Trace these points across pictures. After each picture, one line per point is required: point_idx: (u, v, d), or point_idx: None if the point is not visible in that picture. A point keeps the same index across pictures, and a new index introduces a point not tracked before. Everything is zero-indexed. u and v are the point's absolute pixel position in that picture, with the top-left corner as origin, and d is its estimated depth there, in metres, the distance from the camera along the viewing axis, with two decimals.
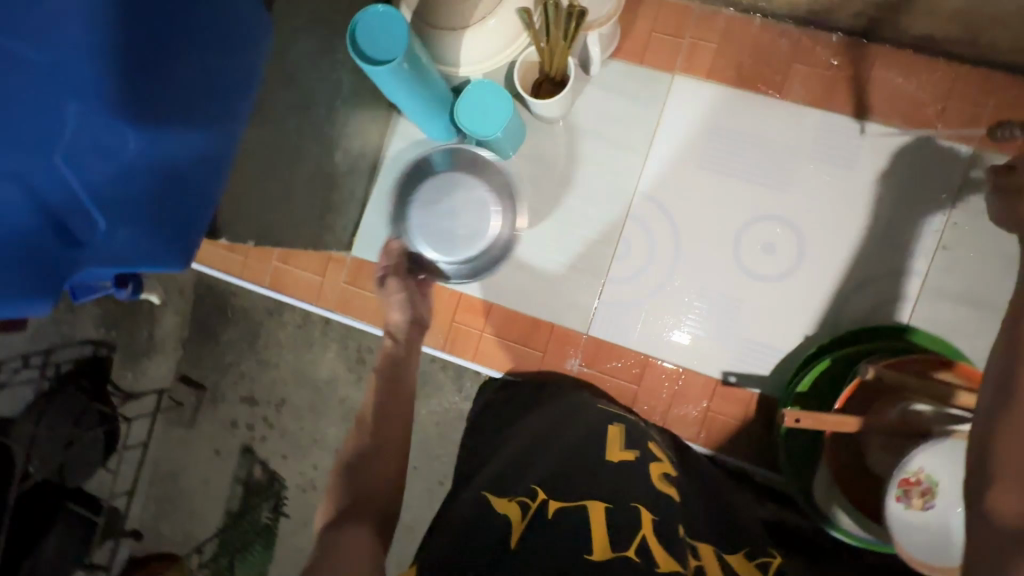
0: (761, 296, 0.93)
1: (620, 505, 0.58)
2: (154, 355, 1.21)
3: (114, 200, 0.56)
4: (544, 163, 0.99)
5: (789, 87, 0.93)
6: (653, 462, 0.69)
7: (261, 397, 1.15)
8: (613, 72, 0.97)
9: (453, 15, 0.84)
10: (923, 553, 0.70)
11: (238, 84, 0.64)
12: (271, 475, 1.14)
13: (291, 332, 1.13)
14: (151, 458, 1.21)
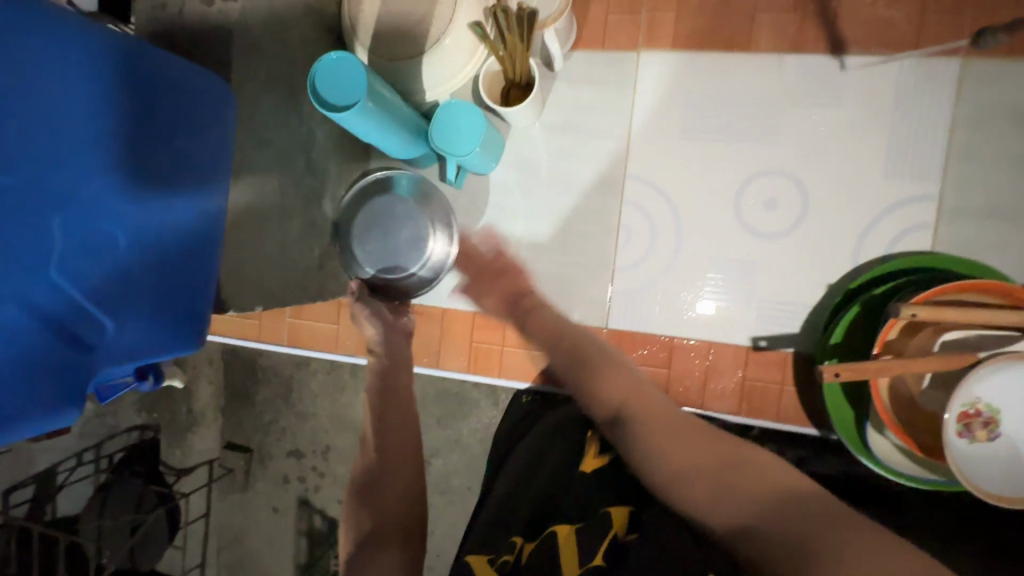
0: (773, 254, 0.91)
1: (592, 518, 0.67)
2: (197, 428, 1.21)
3: (118, 303, 0.64)
4: (529, 167, 0.98)
5: (757, 40, 0.90)
6: (629, 460, 0.76)
7: (305, 449, 1.16)
8: (578, 63, 0.96)
9: (407, 44, 0.83)
10: (1003, 486, 0.68)
11: (206, 167, 0.72)
12: (331, 522, 1.15)
13: (321, 380, 1.14)
14: (214, 527, 1.22)
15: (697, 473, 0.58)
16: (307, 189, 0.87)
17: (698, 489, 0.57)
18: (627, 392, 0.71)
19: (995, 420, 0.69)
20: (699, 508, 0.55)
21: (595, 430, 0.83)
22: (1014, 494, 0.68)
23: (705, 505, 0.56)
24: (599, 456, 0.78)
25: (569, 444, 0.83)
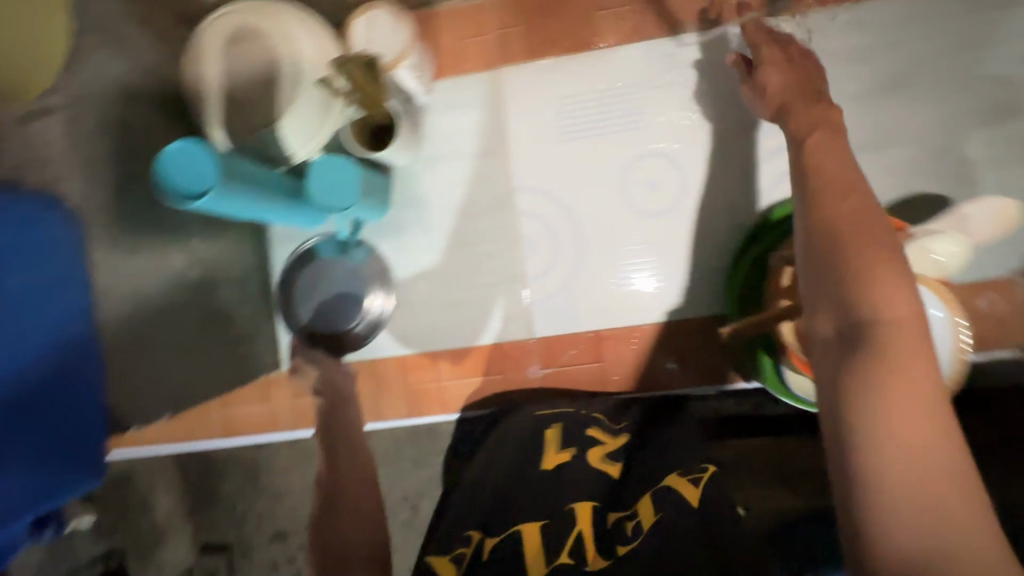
0: (667, 231, 0.95)
1: (557, 517, 0.71)
2: (166, 541, 1.10)
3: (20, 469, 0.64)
4: (421, 201, 0.99)
5: (602, 35, 0.94)
6: (589, 451, 0.80)
7: (289, 527, 1.11)
8: (441, 92, 0.97)
9: (259, 113, 0.82)
10: None
11: (58, 276, 0.66)
12: None
13: (286, 455, 1.08)
14: None
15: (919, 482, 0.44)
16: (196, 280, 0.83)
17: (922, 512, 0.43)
18: (910, 314, 0.49)
19: None
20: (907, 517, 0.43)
21: (547, 427, 0.85)
22: None
23: (911, 521, 0.43)
24: (561, 453, 0.81)
25: (529, 441, 0.84)
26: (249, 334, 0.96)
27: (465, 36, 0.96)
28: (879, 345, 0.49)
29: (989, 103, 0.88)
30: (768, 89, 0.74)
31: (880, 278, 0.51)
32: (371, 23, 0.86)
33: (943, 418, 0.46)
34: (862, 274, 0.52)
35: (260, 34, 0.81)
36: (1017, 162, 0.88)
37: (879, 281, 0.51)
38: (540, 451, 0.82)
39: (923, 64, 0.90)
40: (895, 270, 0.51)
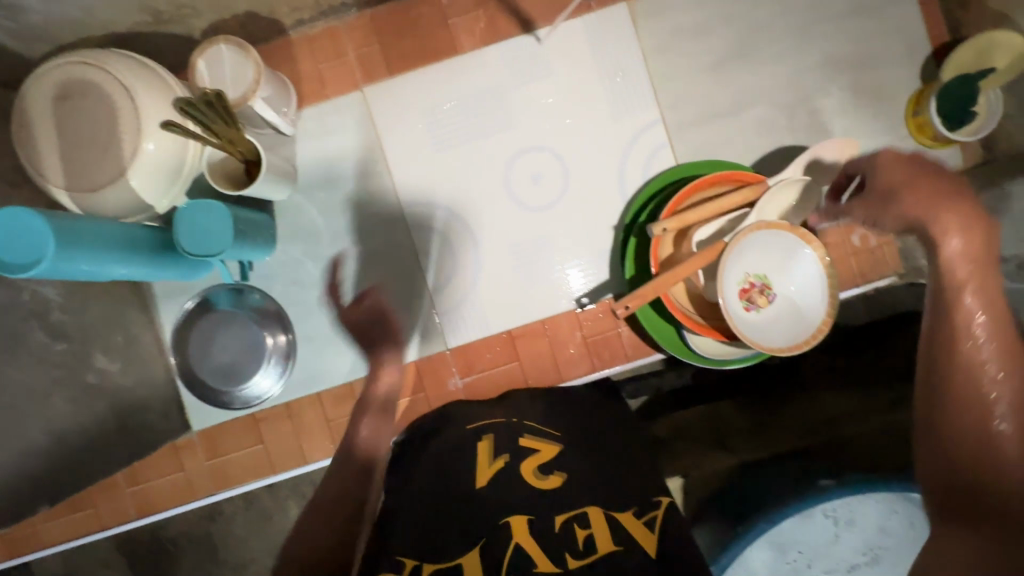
0: (557, 221, 0.97)
1: (494, 532, 0.67)
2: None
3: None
4: (309, 232, 0.97)
5: (460, 42, 0.95)
6: (527, 460, 0.74)
7: None
8: (309, 119, 0.95)
9: (105, 167, 0.77)
10: (795, 335, 0.78)
11: None
12: None
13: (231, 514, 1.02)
14: None
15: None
16: (65, 356, 0.77)
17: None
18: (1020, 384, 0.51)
19: (766, 286, 0.80)
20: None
21: (479, 439, 0.77)
22: (802, 337, 0.78)
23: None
24: (496, 464, 0.73)
25: (457, 454, 0.75)
26: (143, 403, 0.90)
27: (325, 61, 0.95)
28: (949, 403, 0.54)
29: (822, 54, 0.96)
30: (880, 191, 0.66)
31: (997, 346, 0.54)
32: (216, 57, 0.83)
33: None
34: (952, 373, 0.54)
35: (91, 85, 0.76)
36: (855, 104, 0.96)
37: (958, 354, 0.55)
38: (472, 465, 0.73)
39: (760, 27, 0.96)
40: (1021, 360, 0.53)
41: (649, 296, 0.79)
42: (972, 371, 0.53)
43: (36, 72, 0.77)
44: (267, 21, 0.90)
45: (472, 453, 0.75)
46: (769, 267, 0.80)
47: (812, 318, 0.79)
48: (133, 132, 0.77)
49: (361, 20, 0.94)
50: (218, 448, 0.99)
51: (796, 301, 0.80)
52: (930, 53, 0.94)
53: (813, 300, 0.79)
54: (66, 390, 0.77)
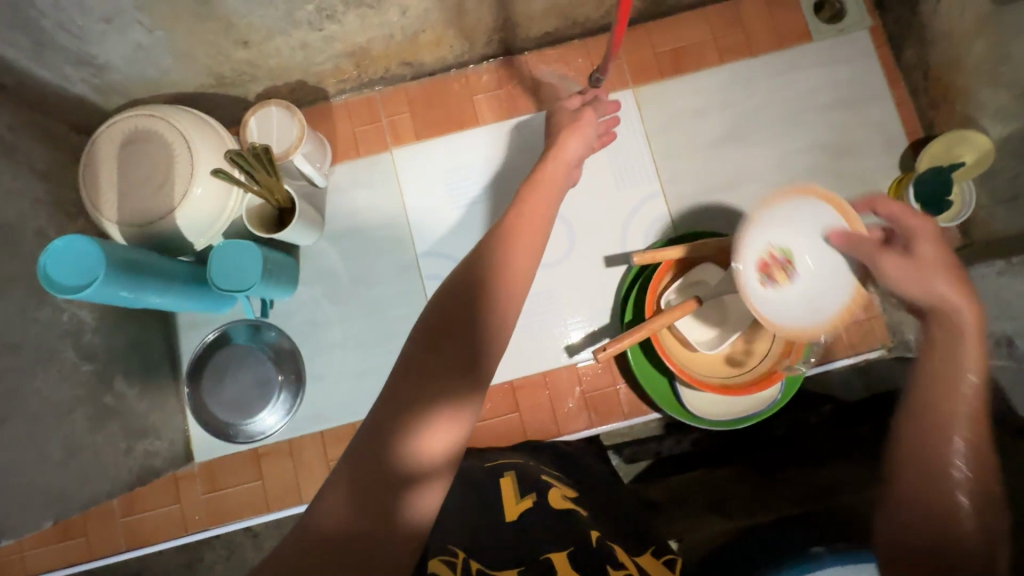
0: (562, 279, 1.03)
1: (534, 561, 0.63)
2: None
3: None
4: (329, 276, 1.03)
5: (482, 114, 1.05)
6: (551, 495, 0.77)
7: None
8: (340, 175, 1.05)
9: (156, 206, 0.85)
10: (793, 308, 0.70)
11: None
12: None
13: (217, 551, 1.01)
14: None
15: (943, 458, 0.52)
16: (89, 376, 0.82)
17: (953, 516, 0.50)
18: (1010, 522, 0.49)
19: (788, 259, 0.69)
20: (942, 512, 0.50)
21: (502, 477, 0.81)
22: (810, 320, 0.70)
23: (943, 514, 0.50)
24: (522, 501, 0.75)
25: (483, 489, 0.78)
26: (152, 429, 0.93)
27: (360, 124, 1.06)
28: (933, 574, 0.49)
29: (810, 142, 1.05)
30: (923, 260, 0.63)
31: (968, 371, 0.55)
32: (266, 116, 0.94)
33: (987, 472, 0.51)
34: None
35: (155, 134, 0.86)
36: (840, 188, 1.04)
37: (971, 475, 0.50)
38: (500, 499, 0.75)
39: (752, 116, 1.06)
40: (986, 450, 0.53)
41: (629, 343, 0.82)
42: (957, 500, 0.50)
43: (108, 121, 0.87)
44: (313, 89, 1.01)
45: (495, 489, 0.78)
46: (792, 239, 0.69)
47: (832, 299, 0.69)
48: (186, 177, 0.86)
49: (395, 92, 1.06)
50: (217, 482, 1.00)
51: (823, 279, 0.69)
52: (907, 147, 1.04)
53: (818, 254, 0.68)
54: (85, 410, 0.80)
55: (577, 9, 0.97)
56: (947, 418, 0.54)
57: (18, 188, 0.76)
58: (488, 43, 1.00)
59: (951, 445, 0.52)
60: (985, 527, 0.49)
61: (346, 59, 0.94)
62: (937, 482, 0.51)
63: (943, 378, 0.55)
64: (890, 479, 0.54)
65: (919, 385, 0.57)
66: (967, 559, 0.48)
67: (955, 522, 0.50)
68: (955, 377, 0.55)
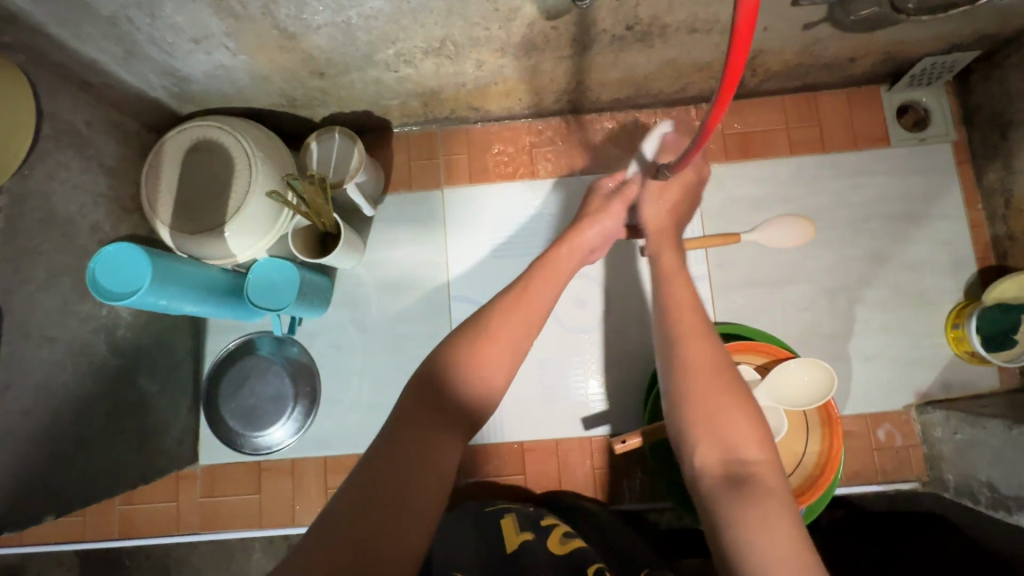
0: (590, 348, 1.01)
1: None
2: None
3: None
4: (360, 305, 1.03)
5: (538, 169, 1.05)
6: (549, 535, 0.75)
7: None
8: (389, 205, 1.05)
9: (209, 216, 0.87)
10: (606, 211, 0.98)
11: None
12: None
13: (203, 552, 1.02)
14: None
15: (703, 392, 0.64)
16: (112, 372, 0.83)
17: (730, 443, 0.60)
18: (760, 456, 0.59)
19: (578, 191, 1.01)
20: (721, 446, 0.60)
21: (501, 518, 0.81)
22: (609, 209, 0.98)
23: (722, 448, 0.60)
24: (522, 533, 0.76)
25: (484, 529, 0.77)
26: (160, 429, 0.94)
27: (417, 159, 1.06)
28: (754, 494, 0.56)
29: (870, 250, 1.01)
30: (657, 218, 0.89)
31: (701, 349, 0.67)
32: (328, 142, 0.95)
33: (739, 389, 0.64)
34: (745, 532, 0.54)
35: (220, 146, 0.87)
36: (896, 304, 1.00)
37: (726, 423, 0.61)
38: (500, 532, 0.77)
39: (814, 214, 1.03)
40: (735, 396, 0.63)
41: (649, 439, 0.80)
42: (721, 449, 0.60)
43: (178, 126, 0.89)
44: (378, 120, 1.02)
45: (495, 528, 0.78)
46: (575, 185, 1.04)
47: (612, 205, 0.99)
48: (242, 193, 0.86)
49: (458, 134, 1.06)
50: (216, 489, 1.00)
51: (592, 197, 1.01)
52: (974, 273, 0.99)
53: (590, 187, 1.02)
54: (100, 406, 0.81)
55: (652, 83, 0.96)
56: (688, 364, 0.66)
57: (84, 183, 0.78)
58: (557, 101, 0.99)
59: (705, 380, 0.64)
60: (759, 435, 0.61)
61: (415, 98, 0.95)
62: (706, 417, 0.62)
63: (679, 336, 0.69)
64: (679, 438, 0.64)
65: (661, 349, 0.70)
66: (753, 469, 0.58)
67: (736, 446, 0.60)
68: (684, 330, 0.70)
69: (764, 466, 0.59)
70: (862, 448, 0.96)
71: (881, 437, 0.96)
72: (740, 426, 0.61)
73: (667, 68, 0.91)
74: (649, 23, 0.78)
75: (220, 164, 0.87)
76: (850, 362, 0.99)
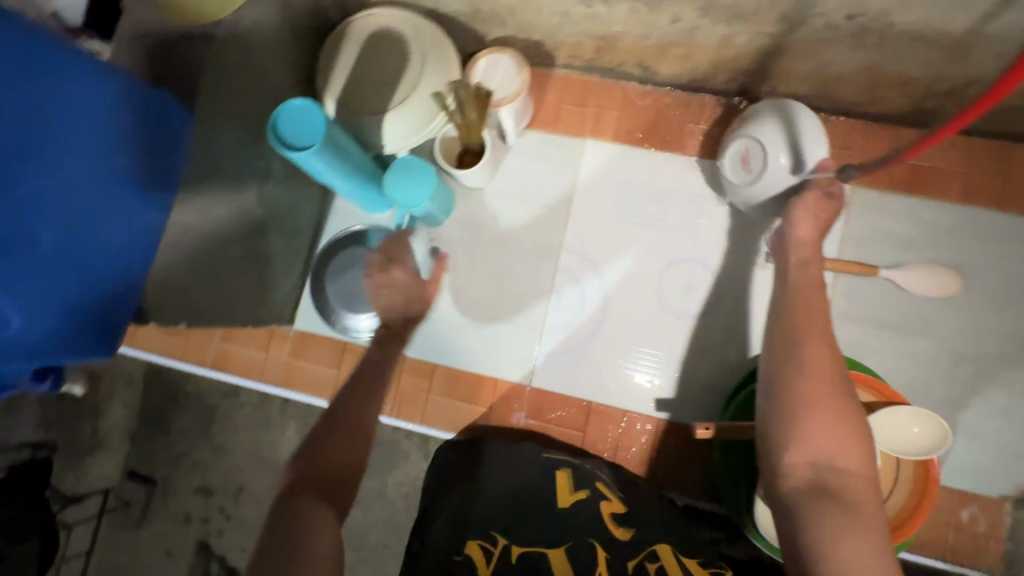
0: (685, 333, 0.99)
1: (580, 545, 0.73)
2: (98, 452, 1.24)
3: (29, 294, 0.57)
4: (475, 227, 1.05)
5: (685, 144, 1.02)
6: (602, 502, 0.81)
7: (216, 486, 1.19)
8: (530, 141, 1.06)
9: (373, 102, 0.90)
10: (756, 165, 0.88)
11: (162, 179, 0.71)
12: (228, 571, 1.17)
13: (246, 414, 1.18)
14: (93, 566, 1.22)
15: (808, 400, 0.66)
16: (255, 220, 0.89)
17: (828, 448, 0.63)
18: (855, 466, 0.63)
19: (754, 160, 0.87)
20: (819, 449, 0.64)
21: (558, 469, 0.86)
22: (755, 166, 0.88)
23: (816, 453, 0.63)
24: (577, 492, 0.82)
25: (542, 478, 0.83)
26: (274, 284, 1.01)
27: (569, 103, 1.06)
28: (848, 503, 0.60)
29: (1017, 327, 0.93)
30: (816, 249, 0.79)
31: (824, 357, 0.68)
32: (496, 61, 0.96)
33: (844, 400, 0.66)
34: (829, 537, 0.58)
35: (400, 39, 0.90)
36: None
37: (827, 432, 0.64)
38: (554, 486, 0.83)
39: (966, 271, 0.95)
40: (842, 412, 0.65)
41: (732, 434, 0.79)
42: (818, 454, 0.63)
43: (368, 10, 0.92)
44: (545, 53, 1.02)
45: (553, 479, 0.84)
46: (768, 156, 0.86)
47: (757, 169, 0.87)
48: (408, 88, 0.89)
49: (615, 89, 1.05)
50: (302, 353, 1.08)
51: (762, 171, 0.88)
52: None
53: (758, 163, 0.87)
54: (236, 247, 0.87)
55: (835, 87, 0.91)
56: (804, 367, 0.68)
57: (278, 40, 0.83)
58: (730, 81, 0.96)
59: (812, 386, 0.66)
60: (851, 446, 0.64)
61: (591, 40, 0.94)
62: (802, 420, 0.65)
63: (803, 338, 0.70)
64: (773, 429, 0.67)
65: (773, 340, 0.72)
66: (843, 478, 0.62)
67: (833, 452, 0.63)
68: (802, 333, 0.70)
69: (856, 476, 0.63)
70: (938, 522, 0.91)
71: (963, 518, 0.90)
72: (837, 438, 0.64)
73: (863, 74, 0.85)
74: (875, 17, 0.72)
75: (396, 54, 0.90)
76: (954, 433, 0.92)
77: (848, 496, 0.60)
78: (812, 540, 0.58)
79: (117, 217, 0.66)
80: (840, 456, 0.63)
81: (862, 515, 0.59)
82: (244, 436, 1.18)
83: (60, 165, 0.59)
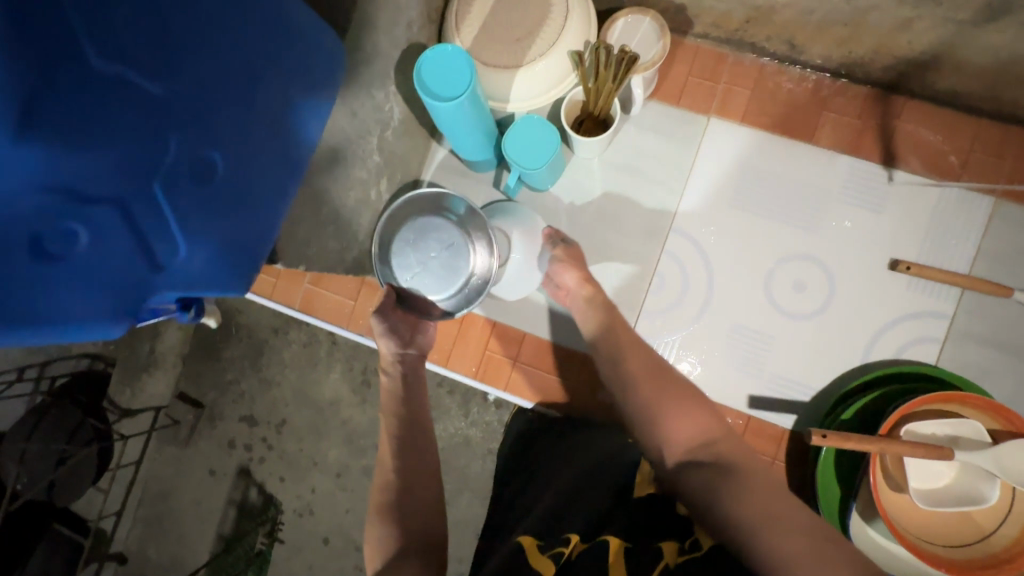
0: (793, 333, 0.96)
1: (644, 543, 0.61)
2: (154, 371, 1.27)
3: (194, 216, 0.52)
4: (582, 198, 1.01)
5: (818, 134, 0.96)
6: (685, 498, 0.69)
7: (261, 417, 1.22)
8: (650, 113, 1.00)
9: (504, 54, 0.85)
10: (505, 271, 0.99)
11: (312, 111, 0.64)
12: (267, 499, 1.21)
13: (296, 351, 1.20)
14: (142, 477, 1.27)
15: (647, 399, 0.74)
16: (374, 166, 0.86)
17: (685, 430, 0.70)
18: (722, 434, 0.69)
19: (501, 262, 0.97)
20: (677, 436, 0.69)
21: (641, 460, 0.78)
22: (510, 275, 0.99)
23: (676, 439, 0.69)
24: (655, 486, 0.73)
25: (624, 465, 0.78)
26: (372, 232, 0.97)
27: (697, 76, 0.99)
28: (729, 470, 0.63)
29: None
30: None
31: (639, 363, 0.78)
32: (635, 24, 0.90)
33: (671, 388, 0.75)
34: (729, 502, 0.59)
35: None
36: None
37: (671, 416, 0.71)
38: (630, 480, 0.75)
39: None
40: (685, 397, 0.73)
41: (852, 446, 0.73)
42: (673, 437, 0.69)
43: None
44: (683, 19, 0.95)
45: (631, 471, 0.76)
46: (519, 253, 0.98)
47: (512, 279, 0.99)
48: (546, 44, 0.84)
49: (749, 64, 0.98)
50: None
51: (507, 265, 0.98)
52: None
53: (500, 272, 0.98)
54: (354, 190, 0.84)
55: (1008, 87, 0.83)
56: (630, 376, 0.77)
57: None
58: (885, 69, 0.89)
59: (642, 385, 0.75)
60: (704, 421, 0.70)
61: (743, 10, 0.87)
62: (656, 418, 0.72)
63: (616, 352, 0.81)
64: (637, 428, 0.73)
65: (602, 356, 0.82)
66: (712, 448, 0.67)
67: (689, 431, 0.70)
68: (614, 343, 0.82)
69: (721, 440, 0.68)
70: None
71: None
72: (699, 422, 0.70)
73: None
74: None
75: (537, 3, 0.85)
76: None
77: (739, 469, 0.63)
78: (726, 519, 0.58)
79: (268, 142, 0.58)
80: (706, 423, 0.70)
81: (744, 474, 0.63)
82: (292, 372, 1.20)
83: (248, 94, 0.54)
